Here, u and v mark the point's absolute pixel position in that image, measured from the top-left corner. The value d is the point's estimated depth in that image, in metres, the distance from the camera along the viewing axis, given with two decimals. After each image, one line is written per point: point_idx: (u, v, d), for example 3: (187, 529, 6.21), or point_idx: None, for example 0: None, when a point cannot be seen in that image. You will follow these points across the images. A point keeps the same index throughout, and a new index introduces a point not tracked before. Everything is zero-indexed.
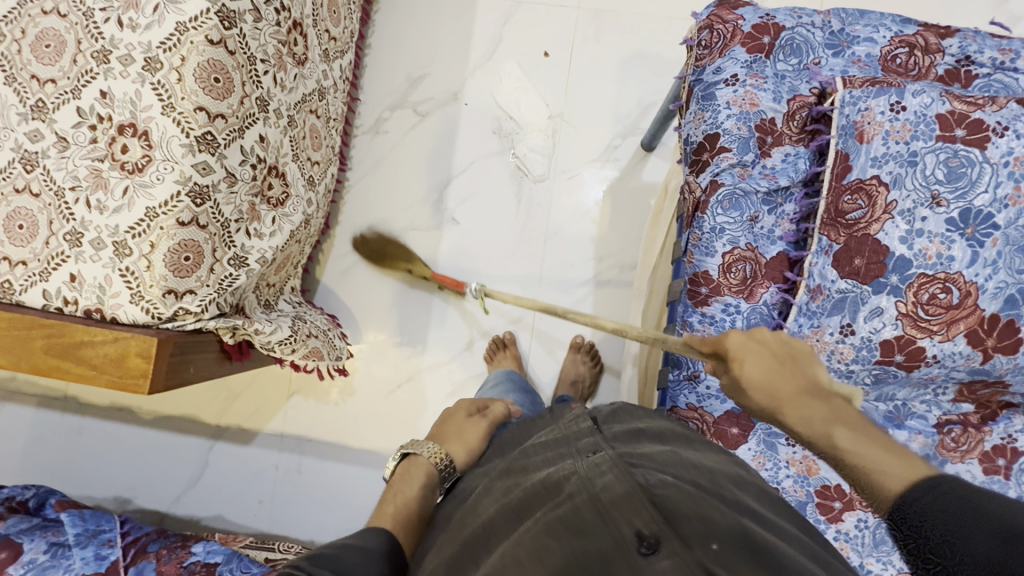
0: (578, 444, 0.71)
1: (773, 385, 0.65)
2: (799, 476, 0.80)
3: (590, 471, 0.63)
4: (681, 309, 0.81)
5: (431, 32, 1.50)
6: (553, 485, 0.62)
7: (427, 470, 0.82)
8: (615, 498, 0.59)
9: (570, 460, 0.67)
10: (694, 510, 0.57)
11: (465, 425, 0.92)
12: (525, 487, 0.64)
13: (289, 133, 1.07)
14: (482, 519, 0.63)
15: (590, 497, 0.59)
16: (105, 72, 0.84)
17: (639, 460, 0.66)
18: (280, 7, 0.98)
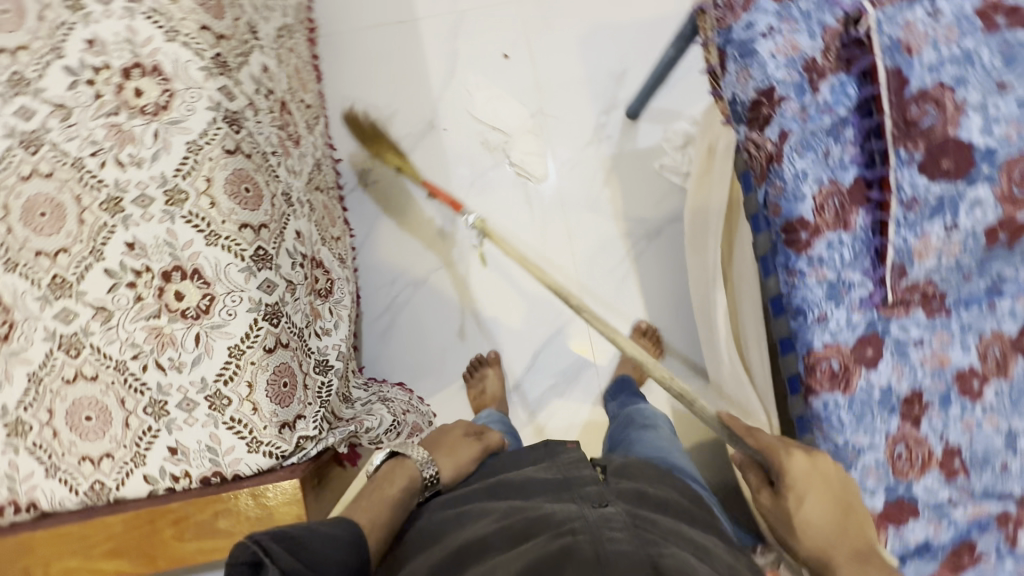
0: (579, 490, 0.74)
1: (831, 535, 0.67)
2: (935, 371, 0.83)
3: (597, 518, 0.64)
4: (781, 260, 0.84)
5: (382, 68, 1.44)
6: (557, 521, 0.64)
7: (411, 476, 0.82)
8: (618, 545, 0.58)
9: (575, 506, 0.68)
10: (687, 571, 0.55)
11: (460, 442, 0.92)
12: (528, 517, 0.67)
13: (314, 218, 1.01)
14: (480, 533, 0.66)
15: (592, 538, 0.59)
16: (124, 221, 0.74)
17: (642, 513, 0.67)
18: (266, 92, 0.90)
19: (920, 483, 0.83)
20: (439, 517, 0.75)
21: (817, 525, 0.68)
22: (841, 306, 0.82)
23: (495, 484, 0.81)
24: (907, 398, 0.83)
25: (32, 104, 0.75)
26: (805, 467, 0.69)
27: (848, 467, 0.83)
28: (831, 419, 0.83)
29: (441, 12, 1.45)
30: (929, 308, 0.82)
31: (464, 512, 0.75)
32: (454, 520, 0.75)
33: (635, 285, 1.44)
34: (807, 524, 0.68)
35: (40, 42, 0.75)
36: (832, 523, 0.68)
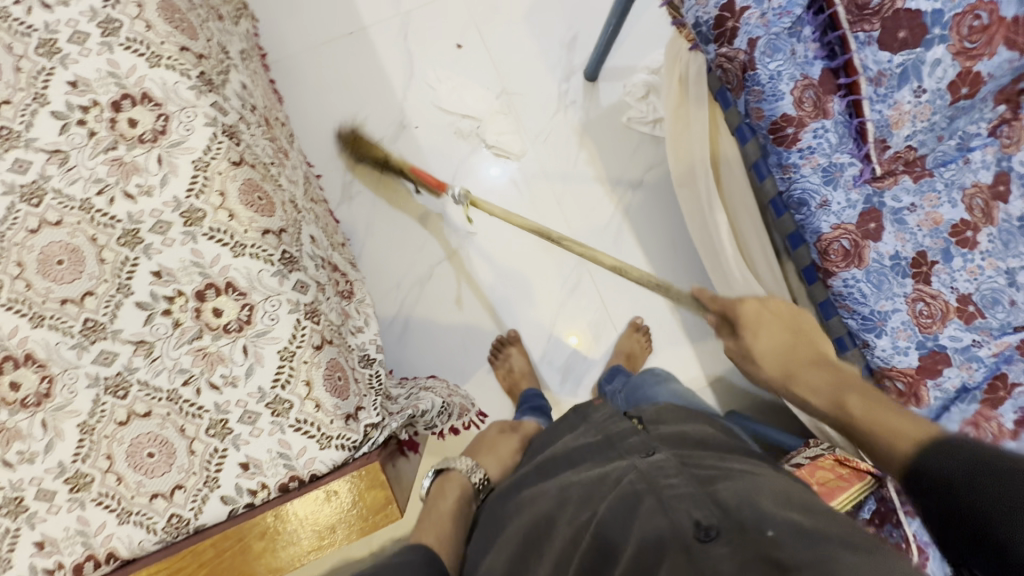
0: (626, 445, 0.71)
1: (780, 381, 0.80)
2: (933, 231, 0.91)
3: (649, 470, 0.63)
4: (774, 159, 0.90)
5: (342, 80, 1.45)
6: (612, 483, 0.63)
7: (463, 484, 0.83)
8: (676, 491, 0.57)
9: (625, 461, 0.67)
10: (747, 496, 0.54)
11: (497, 441, 0.97)
12: (582, 487, 0.65)
13: (320, 225, 1.02)
14: (540, 516, 0.65)
15: (650, 489, 0.59)
16: (145, 251, 0.74)
17: (689, 458, 0.66)
18: (250, 108, 0.92)
19: (946, 333, 0.89)
20: (497, 512, 0.74)
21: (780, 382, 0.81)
22: (837, 188, 0.88)
23: (543, 461, 0.78)
24: (914, 260, 0.90)
25: (24, 156, 0.74)
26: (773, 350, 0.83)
27: (879, 333, 0.89)
28: (853, 293, 0.89)
29: (386, 16, 1.48)
30: (914, 175, 0.91)
31: (519, 498, 0.72)
32: (509, 506, 0.73)
33: (632, 236, 1.49)
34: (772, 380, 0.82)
35: (21, 94, 0.74)
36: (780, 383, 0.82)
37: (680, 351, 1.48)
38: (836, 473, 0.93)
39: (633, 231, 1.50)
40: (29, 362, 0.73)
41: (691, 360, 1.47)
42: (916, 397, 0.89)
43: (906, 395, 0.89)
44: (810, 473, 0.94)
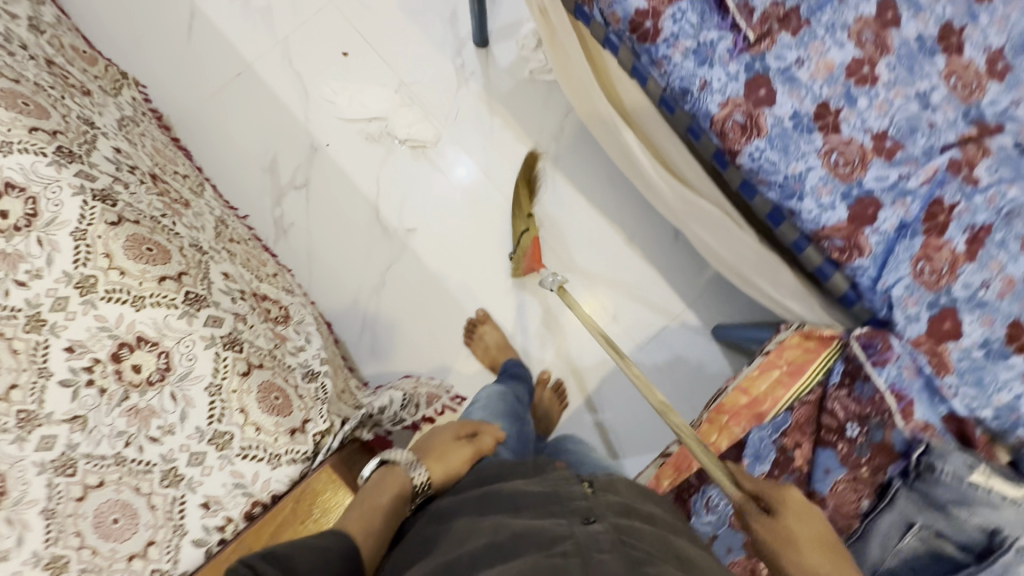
0: (573, 505, 0.64)
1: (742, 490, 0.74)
2: (828, 79, 0.87)
3: (586, 538, 0.56)
4: (645, 57, 0.88)
5: (244, 121, 1.45)
6: (546, 540, 0.56)
7: (403, 483, 0.72)
8: (607, 567, 0.51)
9: (564, 521, 0.60)
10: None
11: (451, 446, 0.80)
12: (515, 532, 0.58)
13: (239, 262, 1.02)
14: (463, 550, 0.57)
15: (581, 559, 0.52)
16: (53, 330, 0.74)
17: (629, 534, 0.60)
18: (129, 168, 0.92)
19: (869, 177, 0.85)
20: (417, 541, 0.65)
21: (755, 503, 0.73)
22: (714, 65, 0.85)
23: (482, 492, 0.70)
24: (817, 113, 0.86)
25: None
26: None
27: (800, 197, 0.85)
28: (762, 164, 0.85)
29: (267, 47, 1.48)
30: (791, 29, 0.87)
31: (444, 528, 0.65)
32: (432, 533, 0.65)
33: (568, 184, 1.49)
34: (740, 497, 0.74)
35: None
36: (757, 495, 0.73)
37: (648, 281, 1.47)
38: (803, 348, 0.90)
39: (567, 180, 1.49)
40: None
41: (661, 285, 1.47)
42: (858, 248, 0.85)
43: (848, 250, 0.86)
44: (777, 354, 0.91)
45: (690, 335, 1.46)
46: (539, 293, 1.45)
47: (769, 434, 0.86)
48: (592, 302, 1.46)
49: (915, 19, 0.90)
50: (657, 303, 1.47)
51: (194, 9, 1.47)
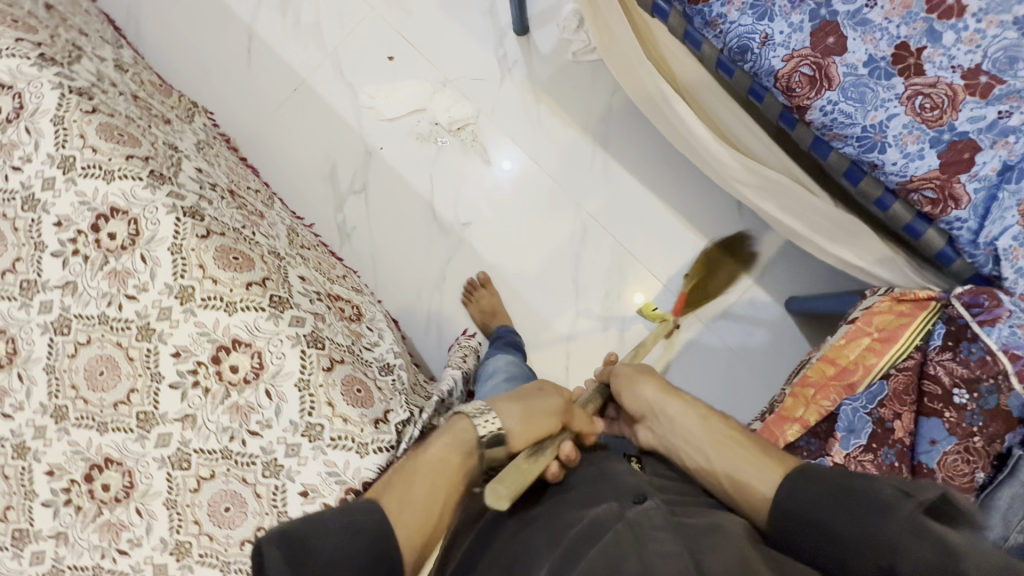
0: (617, 481, 0.67)
1: (741, 464, 0.65)
2: (906, 18, 0.80)
3: (637, 517, 0.59)
4: (698, 19, 0.85)
5: (303, 133, 1.53)
6: (593, 525, 0.59)
7: (468, 436, 0.67)
8: (661, 548, 0.54)
9: (613, 503, 0.62)
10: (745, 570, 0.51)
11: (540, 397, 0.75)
12: (579, 522, 0.60)
13: (311, 265, 1.07)
14: (520, 546, 0.60)
15: (633, 542, 0.56)
16: (161, 338, 0.82)
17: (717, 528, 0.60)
18: (211, 186, 0.99)
19: (962, 119, 0.77)
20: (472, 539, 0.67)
21: (765, 479, 0.63)
22: (774, 18, 0.80)
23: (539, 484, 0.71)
24: (896, 55, 0.80)
25: (45, 298, 0.85)
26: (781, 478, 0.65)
27: (882, 148, 0.79)
28: (836, 117, 0.79)
29: (319, 61, 1.54)
30: None
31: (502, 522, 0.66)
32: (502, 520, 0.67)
33: (620, 164, 1.46)
34: (738, 477, 0.65)
35: (25, 247, 0.86)
36: (767, 471, 0.64)
37: (712, 256, 1.42)
38: (896, 313, 0.83)
39: (618, 159, 1.46)
40: (111, 463, 0.83)
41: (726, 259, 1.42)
42: (954, 199, 0.78)
43: (942, 201, 0.79)
44: (866, 322, 0.84)
45: (762, 311, 1.39)
46: (597, 277, 1.44)
47: (863, 406, 0.79)
48: (654, 283, 1.42)
49: None
50: (722, 278, 1.42)
51: (250, 33, 1.55)
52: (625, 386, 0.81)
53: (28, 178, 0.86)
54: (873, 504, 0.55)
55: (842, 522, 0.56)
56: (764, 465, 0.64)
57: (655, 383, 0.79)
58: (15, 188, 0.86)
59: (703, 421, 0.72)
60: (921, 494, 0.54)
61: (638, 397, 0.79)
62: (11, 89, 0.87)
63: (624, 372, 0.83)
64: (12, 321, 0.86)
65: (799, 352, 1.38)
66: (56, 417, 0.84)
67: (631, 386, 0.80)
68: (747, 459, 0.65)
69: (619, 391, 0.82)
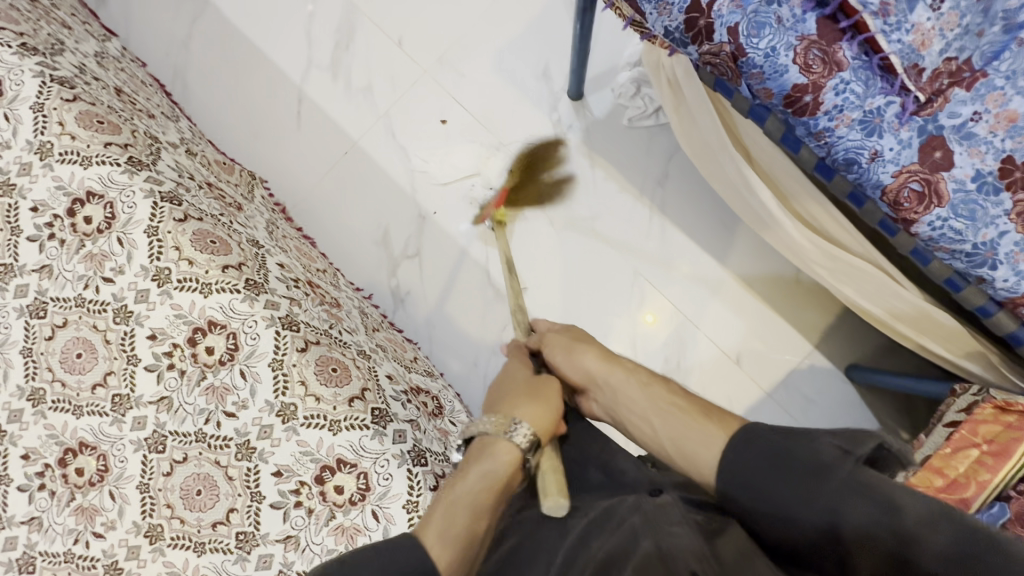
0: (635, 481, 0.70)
1: (683, 429, 0.63)
2: (1013, 130, 0.79)
3: (654, 510, 0.62)
4: (800, 129, 0.84)
5: (354, 196, 1.51)
6: (613, 516, 0.63)
7: (506, 456, 0.64)
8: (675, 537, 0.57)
9: (631, 497, 0.66)
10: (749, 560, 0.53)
11: (537, 384, 0.73)
12: (602, 515, 0.63)
13: (390, 355, 1.05)
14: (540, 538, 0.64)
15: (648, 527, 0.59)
16: (262, 457, 0.81)
17: None
18: (294, 282, 0.96)
19: None
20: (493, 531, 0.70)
21: (711, 448, 0.60)
22: (884, 134, 0.80)
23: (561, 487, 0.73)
24: (1002, 170, 0.79)
25: (138, 414, 0.83)
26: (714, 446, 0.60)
27: (992, 264, 0.81)
28: (946, 234, 0.81)
29: (371, 124, 1.53)
30: (964, 83, 0.80)
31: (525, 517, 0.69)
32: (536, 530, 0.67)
33: (677, 229, 1.46)
34: (681, 439, 0.63)
35: (117, 361, 0.83)
36: (714, 432, 0.61)
37: (771, 324, 1.41)
38: (1003, 424, 0.84)
39: (676, 223, 1.46)
40: None
41: (786, 326, 1.41)
42: None
43: None
44: (972, 431, 0.85)
45: (822, 377, 1.39)
46: (656, 345, 1.43)
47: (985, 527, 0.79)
48: (714, 349, 1.42)
49: None
50: (783, 346, 1.40)
51: (301, 96, 1.55)
52: (565, 352, 0.77)
53: (121, 289, 0.84)
54: (811, 469, 0.53)
55: (782, 488, 0.53)
56: (709, 431, 0.61)
57: (598, 351, 0.74)
58: (106, 300, 0.84)
59: (645, 388, 0.69)
60: (859, 449, 0.53)
61: (580, 366, 0.75)
62: (102, 199, 0.85)
63: (562, 341, 0.78)
64: (103, 437, 0.83)
65: (861, 420, 1.37)
66: (151, 537, 0.82)
67: (570, 355, 0.76)
68: (690, 422, 0.63)
69: (557, 358, 0.77)
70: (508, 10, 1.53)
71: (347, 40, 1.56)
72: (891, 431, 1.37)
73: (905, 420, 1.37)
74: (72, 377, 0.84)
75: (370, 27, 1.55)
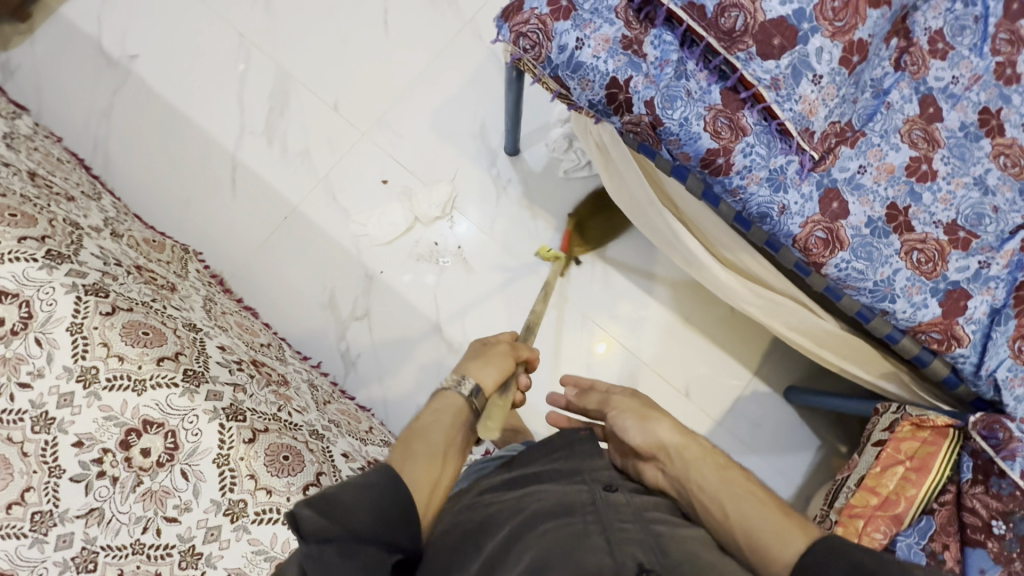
0: (593, 473, 0.70)
1: (760, 521, 0.63)
2: (891, 180, 0.92)
3: (607, 507, 0.64)
4: (717, 186, 0.92)
5: (296, 264, 1.48)
6: (569, 506, 0.64)
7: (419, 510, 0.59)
8: (629, 536, 0.60)
9: (585, 488, 0.67)
10: (690, 555, 0.59)
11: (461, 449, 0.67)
12: (561, 505, 0.64)
13: (344, 430, 1.02)
14: (488, 515, 0.64)
15: (604, 527, 0.61)
16: (209, 561, 0.76)
17: None
18: (238, 364, 0.92)
19: (951, 269, 0.90)
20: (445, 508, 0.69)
21: (787, 545, 0.61)
22: (788, 189, 0.90)
23: (513, 475, 0.73)
24: (889, 215, 0.91)
25: (64, 531, 0.75)
26: (774, 531, 0.63)
27: (892, 299, 0.90)
28: (850, 273, 0.90)
29: (310, 188, 1.52)
30: (849, 141, 0.92)
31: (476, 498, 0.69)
32: (491, 504, 0.66)
33: (619, 271, 1.52)
34: (756, 533, 0.63)
35: (37, 475, 0.76)
36: (791, 533, 0.62)
37: (713, 355, 1.49)
38: (920, 439, 0.92)
39: (618, 265, 1.53)
40: None
41: (726, 356, 1.49)
42: (956, 339, 0.90)
43: (946, 341, 0.90)
44: (896, 449, 0.92)
45: (764, 402, 1.47)
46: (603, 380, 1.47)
47: (915, 540, 0.86)
48: (663, 384, 1.48)
49: (954, 109, 0.96)
50: (727, 374, 1.48)
51: (235, 162, 1.52)
52: (639, 420, 0.78)
53: (40, 395, 0.77)
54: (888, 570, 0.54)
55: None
56: (769, 514, 0.64)
57: (670, 423, 0.76)
58: (23, 407, 0.77)
59: (720, 470, 0.70)
60: None
61: (653, 435, 0.75)
62: (17, 297, 0.79)
63: (633, 408, 0.80)
64: (20, 562, 0.74)
65: (803, 439, 1.46)
66: None
67: (643, 423, 0.77)
68: (763, 513, 0.64)
69: (629, 425, 0.78)
70: (441, 72, 1.59)
71: (281, 105, 1.56)
72: (830, 447, 1.46)
73: (841, 435, 1.47)
74: None
75: (304, 92, 1.56)
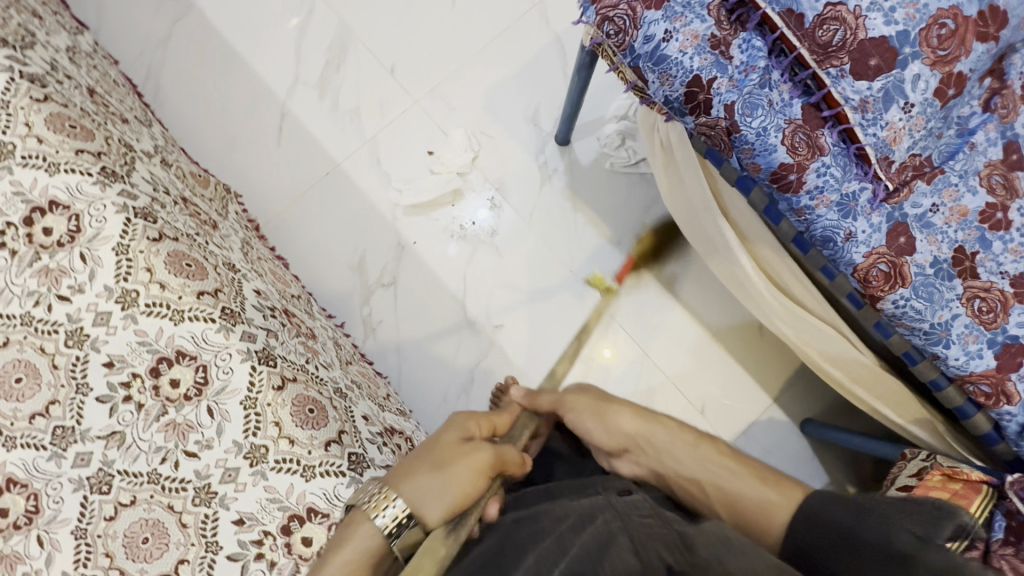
0: (604, 485, 0.70)
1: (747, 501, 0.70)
2: (962, 223, 0.89)
3: (625, 507, 0.63)
4: (783, 204, 0.90)
5: (331, 222, 1.47)
6: (585, 513, 0.61)
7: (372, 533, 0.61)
8: (651, 533, 0.57)
9: (601, 496, 0.66)
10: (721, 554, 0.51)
11: (461, 450, 0.67)
12: (580, 514, 0.61)
13: (365, 392, 1.02)
14: (511, 541, 0.60)
15: (624, 523, 0.59)
16: (222, 502, 0.75)
17: None
18: (271, 311, 0.91)
19: (1012, 322, 0.87)
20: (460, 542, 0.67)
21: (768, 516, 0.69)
22: (858, 217, 0.87)
23: (528, 502, 0.71)
24: (955, 258, 0.88)
25: (84, 449, 0.74)
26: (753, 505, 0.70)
27: (946, 343, 0.88)
28: (907, 311, 0.88)
29: (355, 148, 1.51)
30: (926, 176, 0.89)
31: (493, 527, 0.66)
32: (510, 536, 0.62)
33: (653, 277, 1.49)
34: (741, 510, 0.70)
35: (64, 389, 0.75)
36: (777, 502, 0.69)
37: (735, 377, 1.47)
38: (950, 490, 0.89)
39: (653, 271, 1.50)
40: None
41: (748, 379, 1.46)
42: (1005, 395, 0.88)
43: (994, 396, 0.88)
44: (924, 496, 0.89)
45: (778, 430, 1.45)
46: (618, 380, 1.45)
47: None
48: (681, 398, 1.45)
49: None
50: (745, 398, 1.46)
51: (284, 112, 1.51)
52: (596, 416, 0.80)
53: (78, 310, 0.76)
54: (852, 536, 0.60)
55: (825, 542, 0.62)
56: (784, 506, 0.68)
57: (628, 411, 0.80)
58: (59, 320, 0.76)
59: (693, 450, 0.76)
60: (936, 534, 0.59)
61: (618, 429, 0.78)
62: (67, 210, 0.78)
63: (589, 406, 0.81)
64: (37, 474, 0.73)
65: (813, 473, 1.43)
66: None
67: (603, 420, 0.79)
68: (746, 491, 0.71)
69: (589, 426, 0.80)
70: (503, 49, 1.56)
71: (338, 60, 1.54)
72: (840, 487, 1.43)
73: (853, 475, 1.44)
74: (5, 404, 0.74)
75: (362, 51, 1.54)
